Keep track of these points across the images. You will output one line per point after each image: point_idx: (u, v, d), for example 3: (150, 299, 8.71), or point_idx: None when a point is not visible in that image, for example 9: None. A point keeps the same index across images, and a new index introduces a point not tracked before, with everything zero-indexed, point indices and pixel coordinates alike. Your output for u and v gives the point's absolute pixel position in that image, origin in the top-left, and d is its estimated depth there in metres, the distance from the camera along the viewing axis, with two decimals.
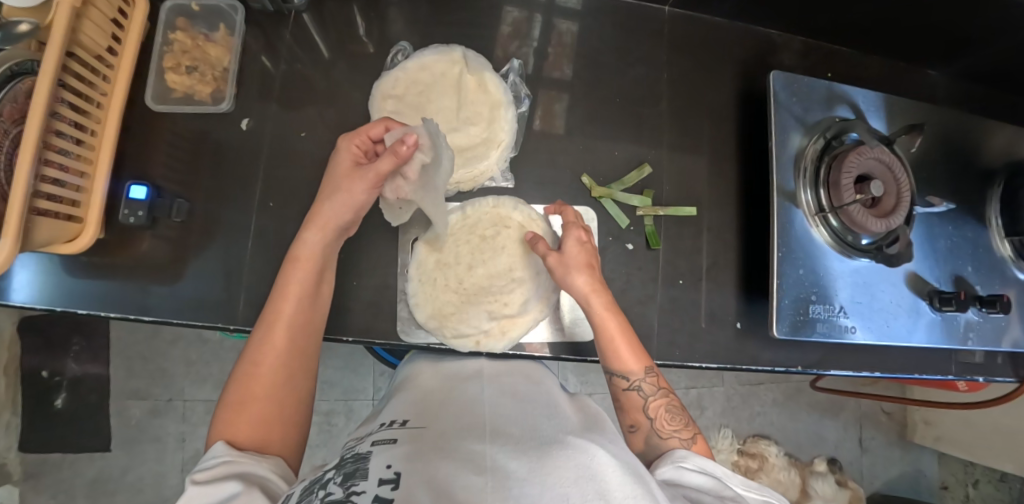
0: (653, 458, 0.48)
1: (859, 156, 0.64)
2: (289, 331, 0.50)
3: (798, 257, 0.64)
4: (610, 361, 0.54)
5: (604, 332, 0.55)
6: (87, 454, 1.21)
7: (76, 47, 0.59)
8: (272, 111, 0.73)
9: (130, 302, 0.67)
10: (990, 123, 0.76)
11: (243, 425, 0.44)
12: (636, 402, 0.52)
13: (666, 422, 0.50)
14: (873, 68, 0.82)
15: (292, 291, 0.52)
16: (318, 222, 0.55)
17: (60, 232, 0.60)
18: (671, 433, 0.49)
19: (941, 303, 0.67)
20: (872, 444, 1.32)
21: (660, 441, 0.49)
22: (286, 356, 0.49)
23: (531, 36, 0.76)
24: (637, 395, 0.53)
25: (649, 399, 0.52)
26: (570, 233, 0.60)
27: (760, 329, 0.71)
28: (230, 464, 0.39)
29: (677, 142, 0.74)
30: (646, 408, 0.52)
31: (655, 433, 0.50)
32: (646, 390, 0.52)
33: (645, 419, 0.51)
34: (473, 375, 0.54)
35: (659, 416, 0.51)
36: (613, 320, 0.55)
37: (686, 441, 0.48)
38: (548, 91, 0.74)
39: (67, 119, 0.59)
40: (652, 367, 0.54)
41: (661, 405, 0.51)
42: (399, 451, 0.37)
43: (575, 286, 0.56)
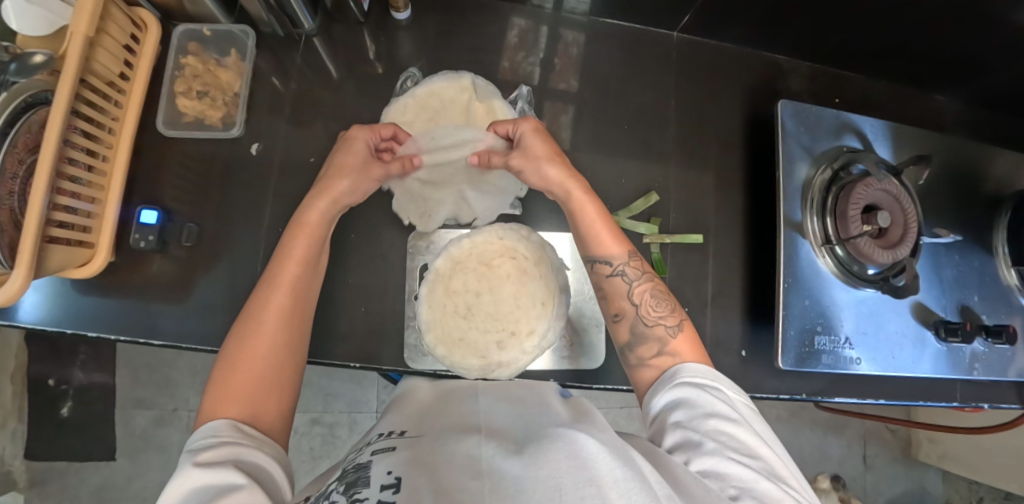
0: (637, 346, 0.53)
1: (867, 187, 0.64)
2: (288, 297, 0.51)
3: (804, 288, 0.65)
4: (591, 248, 0.57)
5: (584, 220, 0.56)
6: (93, 462, 1.22)
7: (89, 75, 0.60)
8: (281, 135, 0.74)
9: (140, 324, 0.67)
10: (997, 151, 0.76)
11: (235, 396, 0.44)
12: (620, 289, 0.56)
13: (651, 309, 0.54)
14: (880, 93, 0.82)
15: (293, 258, 0.53)
16: (326, 191, 0.57)
17: (71, 258, 0.60)
18: (656, 320, 0.53)
19: (947, 334, 0.67)
20: (876, 461, 1.32)
21: (646, 327, 0.53)
22: (282, 321, 0.50)
23: (537, 43, 0.77)
24: (620, 280, 0.55)
25: (633, 285, 0.55)
26: (522, 127, 0.60)
27: (766, 358, 0.71)
28: (230, 446, 0.38)
29: (683, 168, 0.74)
30: (630, 294, 0.55)
31: (642, 321, 0.54)
32: (629, 274, 0.55)
33: (628, 306, 0.55)
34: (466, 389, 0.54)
35: (643, 301, 0.55)
36: (590, 205, 0.57)
37: (671, 327, 0.53)
38: (553, 103, 0.76)
39: (79, 146, 0.60)
40: (634, 252, 0.56)
41: (645, 290, 0.55)
42: (397, 457, 0.36)
43: (547, 178, 0.57)
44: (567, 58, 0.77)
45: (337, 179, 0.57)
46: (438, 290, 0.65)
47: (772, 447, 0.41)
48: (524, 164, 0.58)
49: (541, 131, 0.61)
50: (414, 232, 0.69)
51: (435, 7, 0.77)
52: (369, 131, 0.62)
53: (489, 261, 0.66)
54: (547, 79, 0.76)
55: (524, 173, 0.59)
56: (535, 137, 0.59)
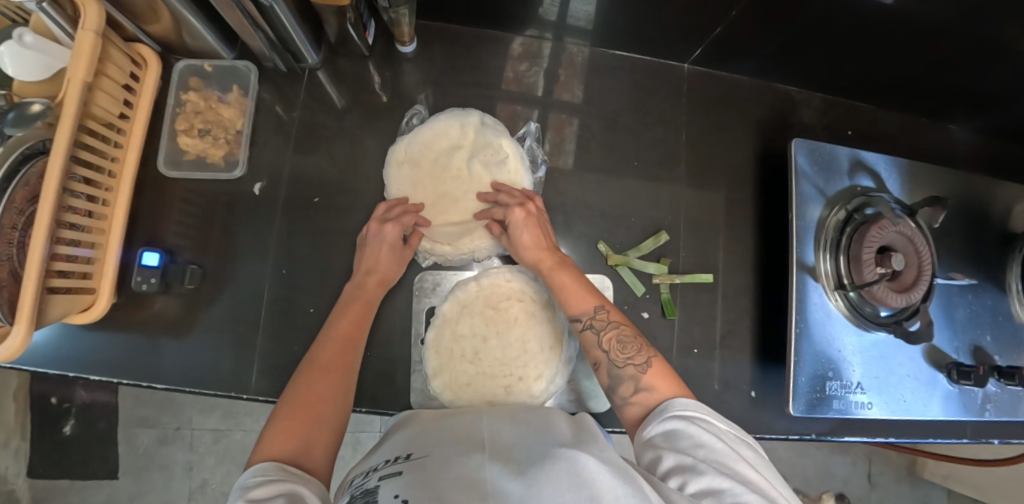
0: (618, 387, 0.48)
1: (882, 230, 0.62)
2: (341, 343, 0.52)
3: (816, 333, 0.64)
4: (565, 305, 0.55)
5: (558, 286, 0.56)
6: (95, 481, 1.22)
7: (88, 119, 0.59)
8: (285, 171, 0.73)
9: (143, 368, 0.66)
10: (1013, 186, 0.74)
11: (284, 436, 0.40)
12: (591, 341, 0.52)
13: (619, 351, 0.50)
14: (893, 124, 0.81)
15: (353, 309, 0.56)
16: (375, 253, 0.61)
17: (72, 306, 0.59)
18: (626, 361, 0.49)
19: (960, 376, 0.66)
20: (882, 480, 1.31)
21: (616, 370, 0.49)
22: (336, 364, 0.49)
23: (542, 54, 0.76)
24: (591, 333, 0.52)
25: (600, 335, 0.52)
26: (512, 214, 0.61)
27: (775, 398, 0.70)
28: (281, 485, 0.35)
29: (694, 205, 0.73)
30: (600, 344, 0.51)
31: (612, 364, 0.49)
32: (597, 326, 0.52)
33: (601, 353, 0.51)
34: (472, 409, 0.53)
35: (612, 347, 0.50)
36: (565, 275, 0.57)
37: (641, 366, 0.48)
38: (559, 114, 0.75)
39: (79, 192, 0.58)
40: (604, 305, 0.53)
41: (611, 337, 0.51)
42: (403, 480, 0.36)
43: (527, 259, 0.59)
44: (574, 88, 0.76)
45: (382, 267, 0.60)
46: (444, 334, 0.64)
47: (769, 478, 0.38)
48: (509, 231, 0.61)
49: (533, 217, 0.61)
50: (421, 272, 0.67)
51: (440, 38, 0.76)
52: (398, 223, 0.62)
53: (495, 304, 0.65)
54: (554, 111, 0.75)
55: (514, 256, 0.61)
56: (522, 229, 0.60)
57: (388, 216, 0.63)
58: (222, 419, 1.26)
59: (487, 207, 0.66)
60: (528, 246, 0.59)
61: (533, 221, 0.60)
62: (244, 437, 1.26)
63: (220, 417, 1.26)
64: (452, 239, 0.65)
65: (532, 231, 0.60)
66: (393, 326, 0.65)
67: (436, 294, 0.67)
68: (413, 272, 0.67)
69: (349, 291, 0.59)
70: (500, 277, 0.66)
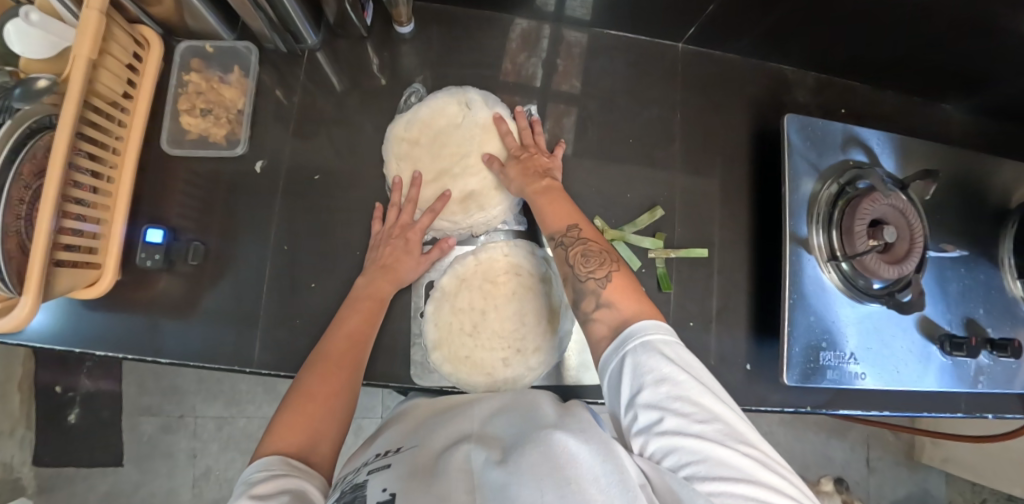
0: (580, 301, 0.48)
1: (874, 202, 0.63)
2: (348, 346, 0.54)
3: (809, 304, 0.65)
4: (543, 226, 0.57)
5: (539, 214, 0.58)
6: (100, 468, 1.24)
7: (92, 96, 0.60)
8: (285, 152, 0.74)
9: (147, 344, 0.67)
10: (1005, 162, 0.75)
11: (291, 434, 0.43)
12: (558, 260, 0.53)
13: (583, 265, 0.50)
14: (888, 103, 0.82)
15: (360, 311, 0.58)
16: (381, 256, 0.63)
17: (78, 280, 0.61)
18: (588, 275, 0.49)
19: (953, 348, 0.67)
20: (879, 464, 1.32)
21: (580, 282, 0.49)
22: (345, 362, 0.51)
23: (540, 48, 0.77)
24: (561, 249, 0.53)
25: (567, 250, 0.52)
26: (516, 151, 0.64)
27: (769, 372, 0.71)
28: (283, 480, 0.37)
29: (689, 182, 0.74)
30: (565, 261, 0.52)
31: (575, 278, 0.50)
32: (565, 243, 0.53)
33: (566, 271, 0.52)
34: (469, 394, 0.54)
35: (576, 260, 0.51)
36: (548, 206, 0.58)
37: (601, 279, 0.48)
38: (557, 105, 0.75)
39: (85, 167, 0.60)
40: (577, 225, 0.54)
41: (577, 252, 0.51)
42: (392, 474, 0.37)
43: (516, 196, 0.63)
44: (572, 77, 0.76)
45: (400, 267, 0.62)
46: (444, 308, 0.65)
47: (728, 400, 0.39)
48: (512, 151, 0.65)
49: (530, 159, 0.64)
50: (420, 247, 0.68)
51: (438, 20, 0.77)
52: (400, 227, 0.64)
53: (494, 279, 0.66)
54: (553, 100, 0.75)
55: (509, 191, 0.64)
56: (512, 168, 0.63)
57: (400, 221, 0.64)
58: (225, 406, 1.27)
59: (485, 181, 0.67)
60: (515, 179, 0.62)
61: (523, 160, 0.63)
62: (247, 425, 1.27)
63: (224, 405, 1.27)
64: (449, 214, 0.66)
65: (519, 169, 0.63)
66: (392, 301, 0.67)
67: (435, 269, 0.68)
68: None
69: (353, 296, 0.60)
70: (498, 251, 0.67)
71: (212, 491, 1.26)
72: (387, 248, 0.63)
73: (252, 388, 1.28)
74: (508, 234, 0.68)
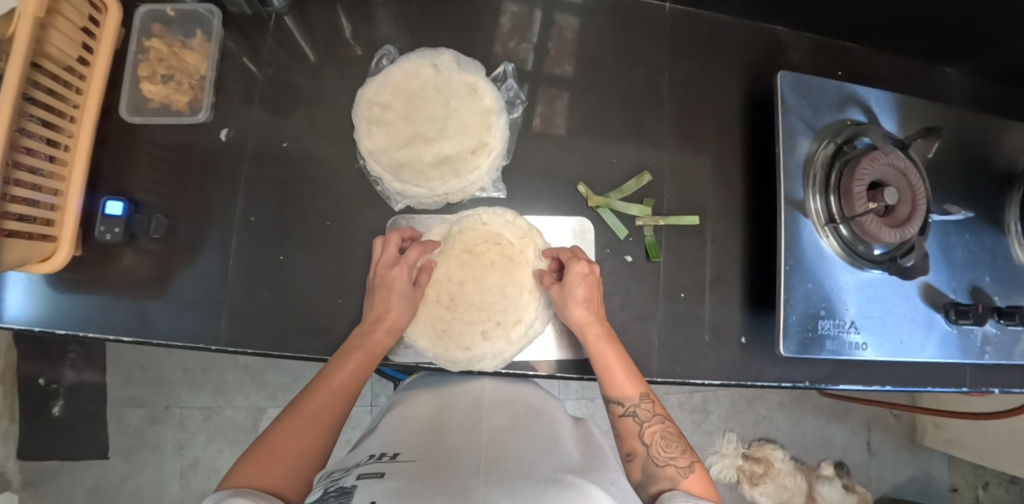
0: (648, 485, 0.47)
1: (872, 162, 0.60)
2: (345, 383, 0.51)
3: (807, 270, 0.61)
4: (608, 387, 0.54)
5: (601, 362, 0.55)
6: (85, 462, 1.13)
7: (43, 59, 0.56)
8: (253, 121, 0.70)
9: (109, 322, 0.64)
10: (1010, 124, 0.72)
11: (262, 469, 0.40)
12: (630, 429, 0.51)
13: (661, 449, 0.49)
14: (887, 67, 0.78)
15: (368, 349, 0.55)
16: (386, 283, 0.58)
17: (31, 253, 0.57)
18: (666, 460, 0.48)
19: (958, 316, 0.64)
20: (881, 447, 1.29)
21: (657, 468, 0.47)
22: (336, 401, 0.49)
23: (531, 33, 0.72)
24: (632, 421, 0.52)
25: (643, 427, 0.51)
26: (577, 266, 0.59)
27: (766, 345, 0.68)
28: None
29: (680, 147, 0.70)
30: (641, 435, 0.51)
31: (652, 461, 0.48)
32: (641, 416, 0.52)
33: (641, 446, 0.50)
34: (472, 405, 0.55)
35: (654, 443, 0.50)
36: (610, 351, 0.56)
37: (683, 468, 0.47)
38: (548, 88, 0.71)
39: (38, 135, 0.56)
40: (648, 393, 0.54)
41: (656, 432, 0.50)
42: (385, 485, 0.37)
43: (571, 320, 0.58)
44: (565, 62, 0.72)
45: (390, 313, 0.57)
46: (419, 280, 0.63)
47: None
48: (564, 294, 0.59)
49: (593, 277, 0.60)
50: (394, 217, 0.67)
51: None
52: (404, 264, 0.59)
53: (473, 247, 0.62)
54: (545, 86, 0.71)
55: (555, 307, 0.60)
56: (582, 284, 0.59)
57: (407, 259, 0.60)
58: (212, 396, 1.16)
59: (461, 145, 0.64)
60: (580, 300, 0.58)
61: (592, 278, 0.59)
62: (235, 415, 1.16)
63: (211, 395, 1.16)
64: (425, 182, 0.64)
65: (586, 288, 0.59)
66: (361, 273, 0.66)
67: None
68: (388, 216, 0.67)
69: (356, 336, 0.56)
70: (476, 220, 0.64)
71: (201, 483, 1.16)
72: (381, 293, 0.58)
73: (240, 378, 1.17)
74: (489, 201, 0.67)
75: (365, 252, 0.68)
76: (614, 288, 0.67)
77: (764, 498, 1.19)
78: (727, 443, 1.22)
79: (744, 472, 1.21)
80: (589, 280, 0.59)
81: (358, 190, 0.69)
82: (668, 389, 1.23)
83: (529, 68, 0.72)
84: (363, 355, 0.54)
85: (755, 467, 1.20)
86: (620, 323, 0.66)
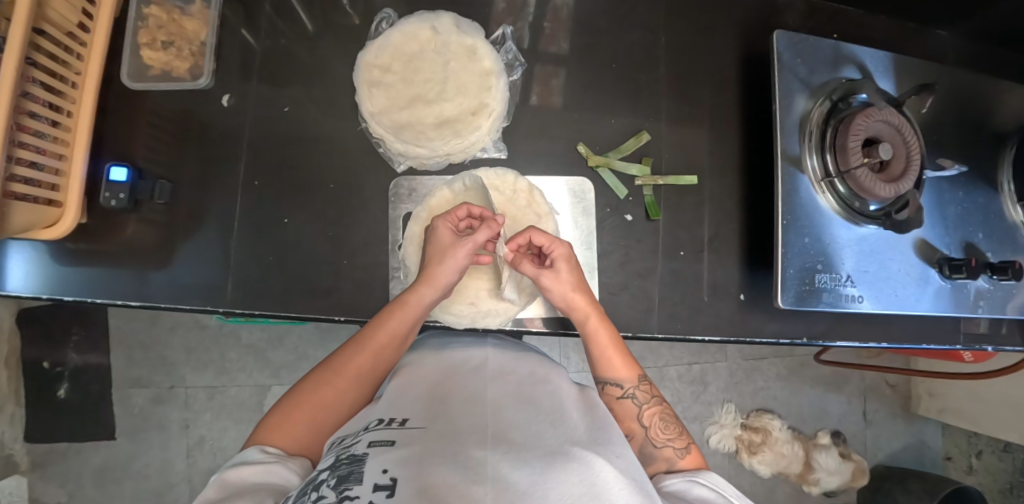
0: (646, 464, 0.51)
1: (867, 118, 0.61)
2: (376, 347, 0.54)
3: (804, 225, 0.62)
4: (603, 371, 0.57)
5: (597, 344, 0.57)
6: (93, 442, 1.09)
7: (46, 23, 0.55)
8: (255, 89, 0.70)
9: (117, 288, 0.65)
10: (1004, 83, 0.73)
11: (282, 433, 0.47)
12: (630, 410, 0.55)
13: (660, 430, 0.53)
14: (881, 29, 0.78)
15: (408, 305, 0.56)
16: (438, 249, 0.59)
17: (38, 218, 0.58)
18: (664, 442, 0.52)
19: (952, 271, 0.65)
20: (877, 416, 1.31)
21: (654, 449, 0.51)
22: (365, 365, 0.54)
23: (527, 11, 0.73)
24: (631, 402, 0.55)
25: (643, 408, 0.54)
26: (557, 250, 0.60)
27: (763, 301, 0.70)
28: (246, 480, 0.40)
29: (677, 111, 0.73)
30: (639, 416, 0.54)
31: (649, 442, 0.52)
32: (640, 398, 0.55)
33: (638, 427, 0.53)
34: (477, 374, 0.52)
35: (653, 424, 0.53)
36: (605, 331, 0.58)
37: (679, 450, 0.51)
38: (545, 67, 0.72)
39: (41, 99, 0.56)
40: (644, 376, 0.57)
41: (654, 413, 0.54)
42: (395, 454, 0.35)
43: (570, 304, 0.58)
44: (562, 40, 0.73)
45: (434, 269, 0.58)
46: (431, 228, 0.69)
47: None
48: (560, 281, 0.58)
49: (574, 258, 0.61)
50: (396, 179, 0.69)
51: None
52: (449, 217, 0.62)
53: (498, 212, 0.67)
54: (538, 61, 0.72)
55: (550, 294, 0.59)
56: (566, 264, 0.59)
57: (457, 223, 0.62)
58: (216, 375, 1.13)
59: (460, 107, 0.69)
60: (574, 274, 0.59)
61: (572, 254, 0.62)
62: (239, 394, 1.13)
63: (215, 375, 1.13)
64: (426, 142, 0.68)
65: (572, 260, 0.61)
66: (374, 232, 0.68)
67: (411, 200, 0.69)
68: (389, 179, 0.69)
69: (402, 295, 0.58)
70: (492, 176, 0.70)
71: (207, 461, 1.11)
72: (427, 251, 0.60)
73: (242, 357, 1.14)
74: (490, 161, 0.70)
75: (371, 214, 0.69)
76: (614, 246, 0.70)
77: (763, 466, 1.21)
78: (726, 414, 1.24)
79: (742, 441, 1.22)
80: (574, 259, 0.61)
81: (362, 156, 0.70)
82: (668, 361, 1.25)
83: (528, 47, 0.73)
84: (405, 317, 0.56)
85: (754, 437, 1.21)
86: (620, 280, 0.69)
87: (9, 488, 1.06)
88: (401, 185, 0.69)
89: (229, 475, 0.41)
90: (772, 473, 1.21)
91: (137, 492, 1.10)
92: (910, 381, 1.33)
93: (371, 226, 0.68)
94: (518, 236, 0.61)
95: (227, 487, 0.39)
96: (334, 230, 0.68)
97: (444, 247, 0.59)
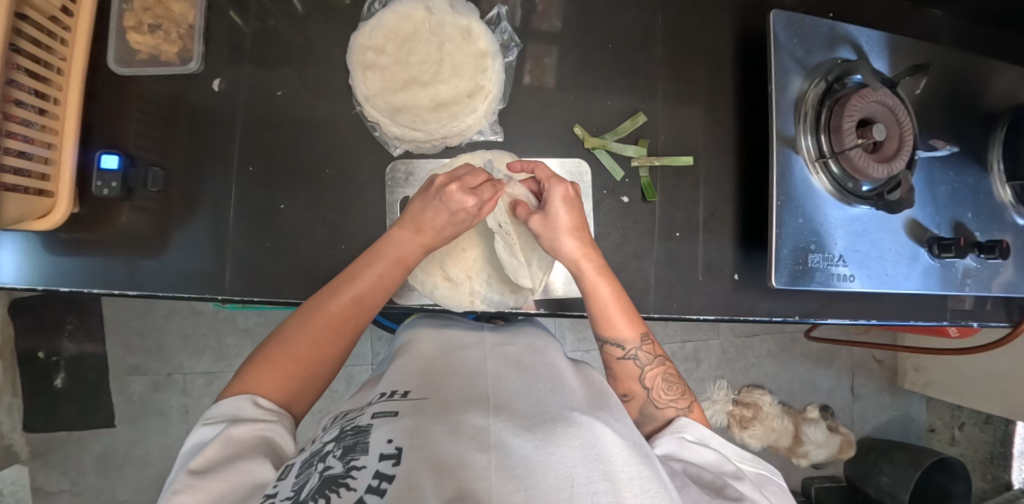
0: (648, 424, 0.52)
1: (862, 100, 0.61)
2: (350, 301, 0.54)
3: (798, 206, 0.63)
4: (602, 328, 0.57)
5: (597, 301, 0.57)
6: (92, 430, 1.09)
7: (28, 8, 0.53)
8: (246, 72, 0.69)
9: (114, 276, 0.65)
10: (995, 62, 0.73)
11: (262, 384, 0.47)
12: (631, 371, 0.55)
13: (662, 392, 0.54)
14: (878, 6, 0.78)
15: (387, 255, 0.57)
16: (407, 225, 0.58)
17: (29, 210, 0.56)
18: (666, 403, 0.53)
19: (941, 250, 0.66)
20: (864, 390, 1.35)
21: (656, 411, 0.53)
22: (344, 312, 0.53)
23: None
24: (633, 364, 0.55)
25: (644, 369, 0.55)
26: (553, 190, 0.60)
27: (758, 281, 0.72)
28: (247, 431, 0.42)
29: (673, 91, 0.73)
30: (641, 378, 0.55)
31: (652, 403, 0.54)
32: (642, 359, 0.56)
33: (639, 388, 0.55)
34: (475, 346, 0.53)
35: (655, 385, 0.55)
36: (607, 287, 0.58)
37: (681, 410, 0.53)
38: (538, 45, 0.72)
39: (26, 87, 0.54)
40: (647, 334, 0.57)
41: (656, 375, 0.55)
42: (400, 424, 0.36)
43: (564, 251, 0.59)
44: (554, 17, 0.72)
45: (422, 220, 0.57)
46: None
47: None
48: (540, 228, 0.60)
49: (571, 198, 0.60)
50: (393, 162, 0.69)
51: None
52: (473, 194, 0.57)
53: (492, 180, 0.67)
54: (533, 42, 0.72)
55: (542, 240, 0.60)
56: (564, 207, 0.59)
57: (472, 187, 0.58)
58: (214, 361, 1.13)
59: (457, 89, 0.68)
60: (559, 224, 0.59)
61: (573, 202, 0.60)
62: None
63: (213, 360, 1.14)
64: (422, 125, 0.67)
65: (570, 213, 0.60)
66: (372, 218, 0.68)
67: (409, 184, 0.69)
68: (385, 163, 0.69)
69: (379, 243, 0.58)
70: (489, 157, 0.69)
71: None
72: (435, 208, 0.57)
73: (241, 342, 1.15)
74: (486, 144, 0.70)
75: (369, 199, 0.69)
76: (612, 228, 0.70)
77: (754, 440, 1.24)
78: (717, 390, 1.27)
79: (734, 416, 1.26)
80: (572, 203, 0.60)
81: (357, 140, 0.69)
82: (662, 339, 1.27)
83: (522, 27, 0.72)
84: (379, 266, 0.57)
85: (745, 412, 1.25)
86: (618, 262, 0.70)
87: (9, 478, 1.06)
88: (399, 166, 0.69)
89: (232, 430, 0.41)
90: (761, 446, 1.25)
91: (139, 479, 1.11)
92: (896, 357, 1.36)
93: (369, 212, 0.69)
94: (526, 164, 0.64)
95: (231, 445, 0.40)
96: (332, 213, 0.68)
97: (447, 213, 0.57)
